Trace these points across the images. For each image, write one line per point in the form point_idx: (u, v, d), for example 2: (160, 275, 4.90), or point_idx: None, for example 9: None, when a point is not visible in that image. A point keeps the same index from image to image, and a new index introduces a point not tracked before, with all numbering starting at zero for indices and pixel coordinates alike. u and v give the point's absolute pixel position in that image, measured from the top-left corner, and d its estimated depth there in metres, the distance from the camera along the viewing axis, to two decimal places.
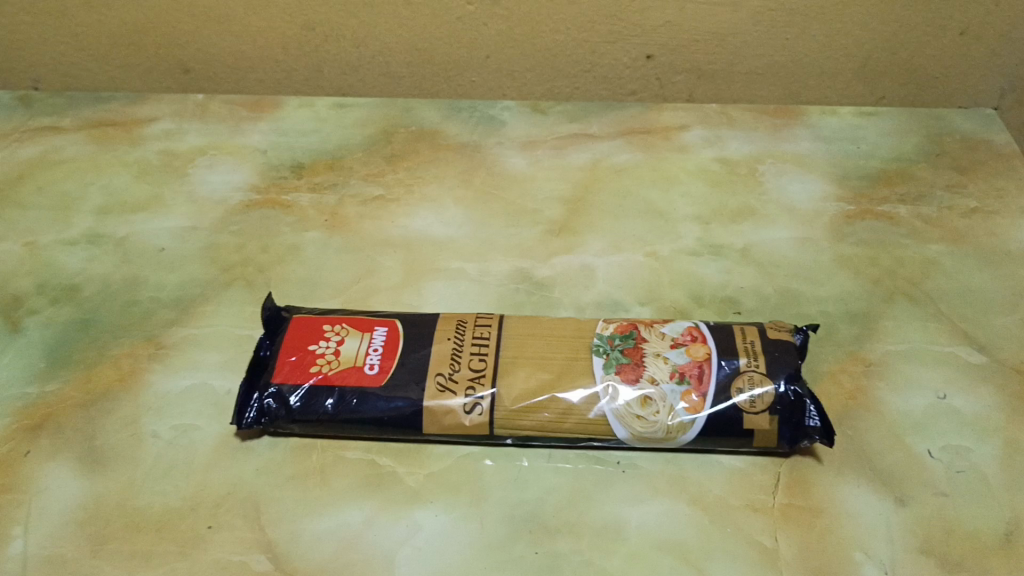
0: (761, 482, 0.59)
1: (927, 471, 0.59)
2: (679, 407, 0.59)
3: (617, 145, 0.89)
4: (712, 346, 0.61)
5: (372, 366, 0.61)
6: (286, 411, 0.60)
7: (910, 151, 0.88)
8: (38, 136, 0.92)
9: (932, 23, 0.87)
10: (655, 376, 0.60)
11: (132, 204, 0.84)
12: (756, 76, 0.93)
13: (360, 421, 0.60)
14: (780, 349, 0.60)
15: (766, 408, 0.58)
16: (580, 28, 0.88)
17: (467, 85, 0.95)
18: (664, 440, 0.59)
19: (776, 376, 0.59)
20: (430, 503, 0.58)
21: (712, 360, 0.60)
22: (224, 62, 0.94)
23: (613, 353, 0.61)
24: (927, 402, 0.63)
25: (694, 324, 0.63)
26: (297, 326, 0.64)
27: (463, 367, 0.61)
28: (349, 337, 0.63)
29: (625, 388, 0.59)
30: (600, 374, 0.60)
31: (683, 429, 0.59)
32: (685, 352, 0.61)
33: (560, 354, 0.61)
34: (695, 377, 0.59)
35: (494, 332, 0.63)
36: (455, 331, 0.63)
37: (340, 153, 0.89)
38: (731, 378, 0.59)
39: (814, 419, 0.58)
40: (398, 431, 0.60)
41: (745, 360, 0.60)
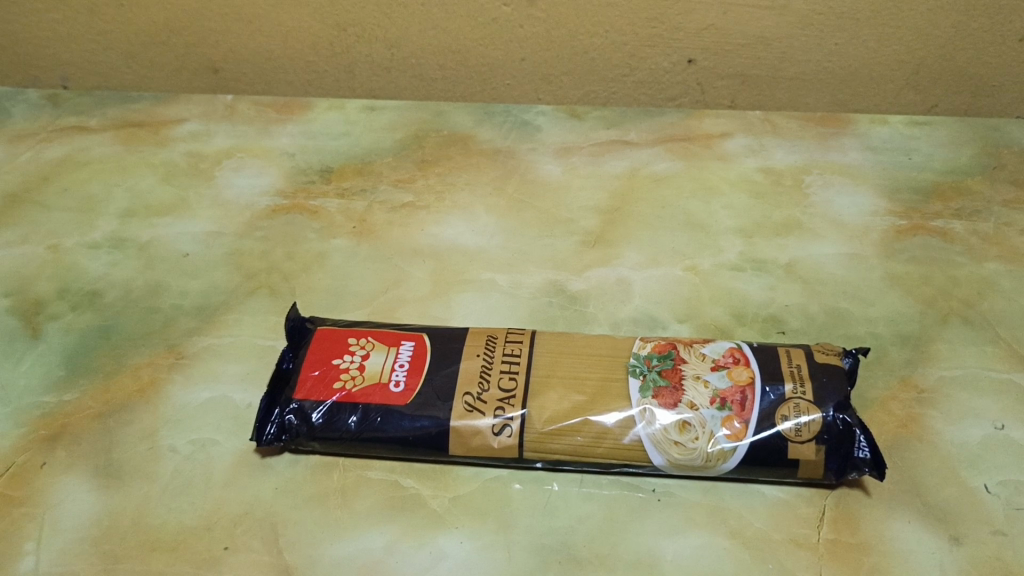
0: (806, 516, 0.55)
1: (984, 508, 0.55)
2: (720, 433, 0.55)
3: (655, 153, 0.86)
4: (756, 370, 0.57)
5: (398, 383, 0.59)
6: (307, 429, 0.58)
7: (966, 164, 0.84)
8: (65, 136, 0.91)
9: (991, 29, 0.83)
10: (695, 400, 0.56)
11: (157, 207, 0.82)
12: (801, 83, 0.89)
13: (383, 441, 0.58)
14: (829, 374, 0.57)
15: (813, 437, 0.55)
16: (620, 31, 0.85)
17: (502, 89, 0.92)
18: (702, 468, 0.56)
19: (824, 404, 0.55)
20: (455, 529, 0.55)
21: (756, 384, 0.57)
22: (253, 62, 0.92)
23: (650, 375, 0.58)
24: (983, 433, 0.60)
25: (736, 345, 0.60)
26: (321, 338, 0.62)
27: (493, 386, 0.58)
28: (374, 351, 0.60)
29: (662, 412, 0.56)
30: (635, 397, 0.57)
31: (723, 456, 0.55)
32: (726, 375, 0.57)
33: (593, 373, 0.59)
34: (737, 402, 0.56)
35: (526, 349, 0.60)
36: (484, 348, 0.60)
37: (370, 157, 0.87)
38: (776, 405, 0.56)
39: (864, 450, 0.55)
40: (424, 451, 0.58)
41: (791, 385, 0.56)
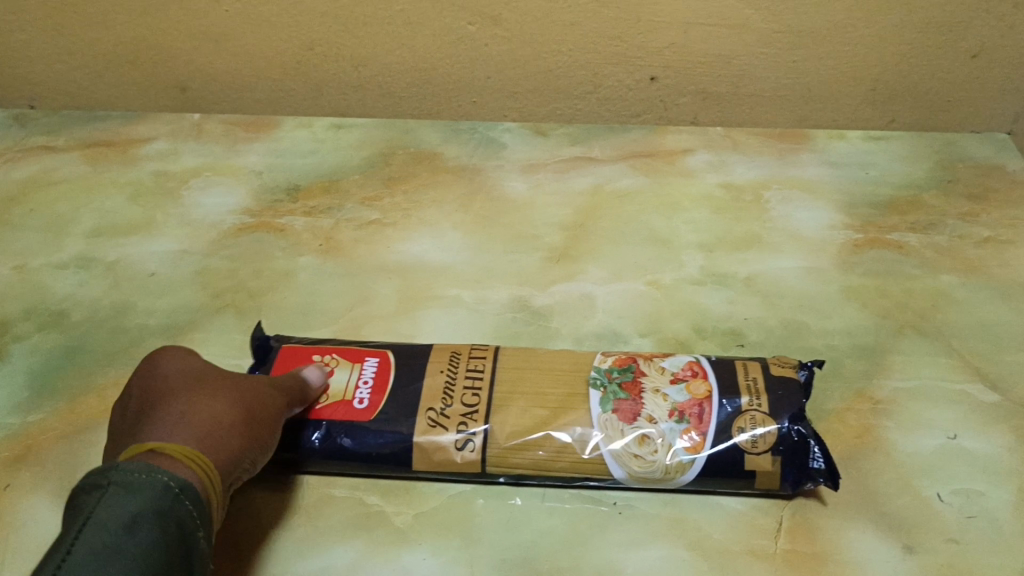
0: (763, 526, 0.56)
1: (937, 516, 0.57)
2: (678, 446, 0.56)
3: (619, 169, 0.87)
4: (713, 383, 0.58)
5: (361, 401, 0.59)
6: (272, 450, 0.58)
7: (923, 178, 0.86)
8: (32, 156, 0.91)
9: (944, 46, 0.85)
10: (653, 414, 0.57)
11: (125, 226, 0.82)
12: (762, 100, 0.91)
13: (348, 458, 0.58)
14: (784, 387, 0.58)
15: (768, 449, 0.56)
16: (583, 49, 0.87)
17: (468, 107, 0.93)
18: (662, 480, 0.57)
19: (779, 416, 0.56)
20: (419, 545, 0.56)
21: (713, 398, 0.57)
22: (221, 81, 0.93)
23: (610, 389, 0.59)
24: (937, 442, 0.61)
25: (695, 359, 0.61)
26: (286, 356, 0.62)
27: (456, 402, 0.59)
28: (338, 369, 0.61)
29: (621, 426, 0.57)
30: (595, 412, 0.58)
31: (682, 469, 0.56)
32: (685, 389, 0.58)
33: (556, 390, 0.59)
34: (694, 416, 0.57)
35: (490, 366, 0.61)
36: (448, 364, 0.61)
37: (338, 175, 0.87)
38: (732, 418, 0.57)
39: (819, 461, 0.56)
40: (388, 467, 0.58)
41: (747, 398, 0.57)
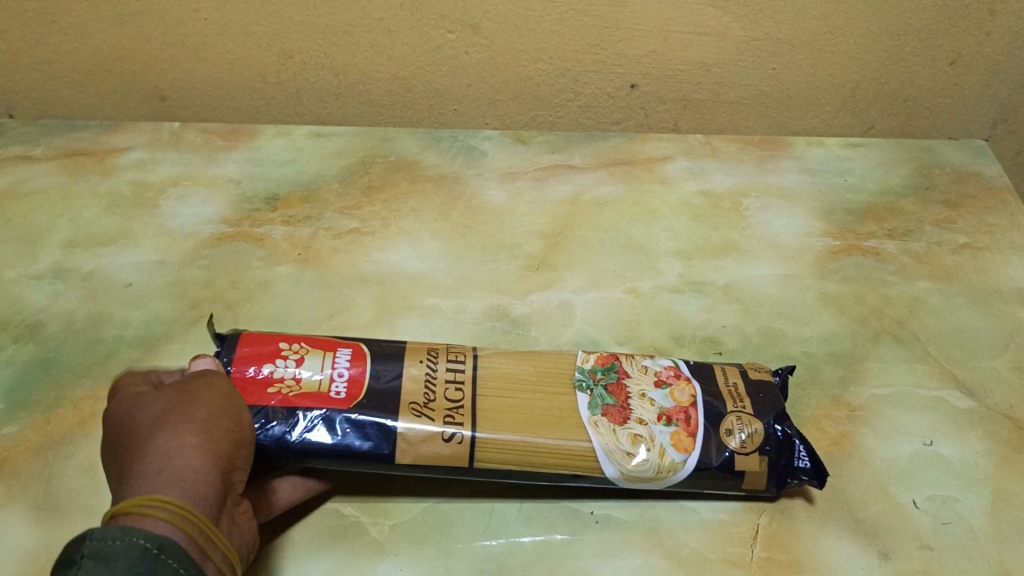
0: (739, 534, 0.57)
1: (912, 522, 0.57)
2: (669, 447, 0.56)
3: (598, 177, 0.88)
4: (697, 389, 0.59)
5: (339, 392, 0.55)
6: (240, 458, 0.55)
7: (899, 186, 0.87)
8: (8, 166, 0.90)
9: (922, 53, 0.86)
10: (642, 416, 0.57)
11: (102, 237, 0.82)
12: (741, 107, 0.91)
13: (323, 453, 0.54)
14: (764, 391, 0.58)
15: (756, 449, 0.56)
16: (564, 58, 0.86)
17: (449, 115, 0.93)
18: (653, 479, 0.56)
19: (764, 417, 0.57)
20: (395, 556, 0.56)
21: (698, 403, 0.58)
22: (199, 89, 0.92)
23: (596, 390, 0.58)
24: (913, 449, 0.61)
25: (676, 365, 0.61)
26: (248, 341, 0.57)
27: (439, 395, 0.56)
28: (308, 356, 0.57)
29: (612, 427, 0.56)
30: (585, 412, 0.57)
31: (675, 468, 0.56)
32: (670, 393, 0.58)
33: (539, 391, 0.58)
34: (683, 419, 0.57)
35: (469, 361, 0.59)
36: (427, 357, 0.59)
37: (317, 184, 0.87)
38: (717, 421, 0.57)
39: (803, 460, 0.56)
40: (366, 467, 0.55)
41: (729, 402, 0.58)
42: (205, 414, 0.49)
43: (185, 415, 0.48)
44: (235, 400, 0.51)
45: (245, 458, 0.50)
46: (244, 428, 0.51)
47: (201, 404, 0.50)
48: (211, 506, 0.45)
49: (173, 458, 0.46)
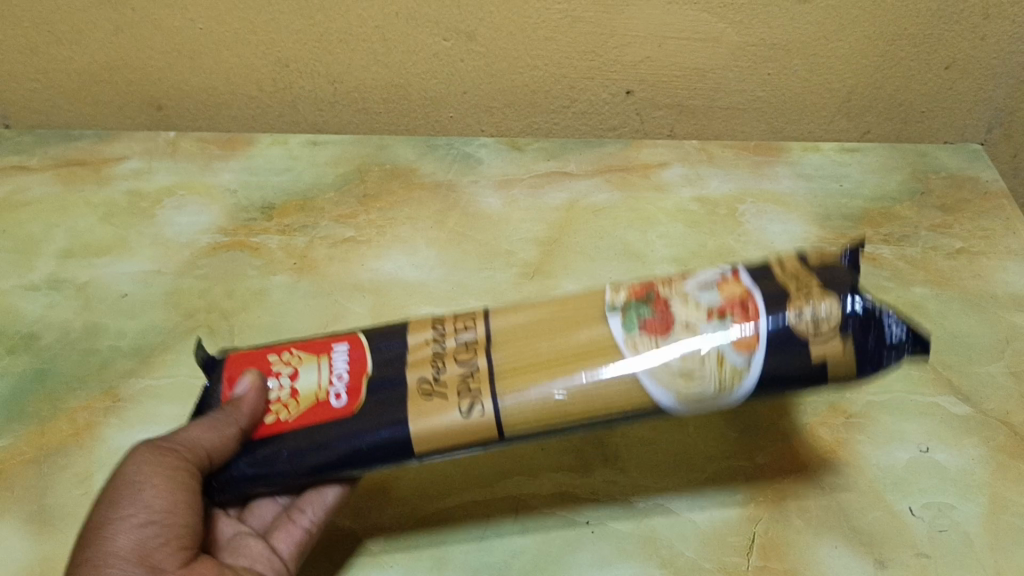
0: (735, 543, 0.56)
1: (908, 530, 0.57)
2: (727, 345, 0.43)
3: (595, 183, 0.88)
4: (751, 280, 0.45)
5: (337, 396, 0.48)
6: (241, 480, 0.49)
7: (895, 191, 0.87)
8: (4, 176, 0.90)
9: (917, 58, 0.85)
10: (688, 320, 0.45)
11: (97, 246, 0.82)
12: (737, 112, 0.91)
13: (335, 461, 0.47)
14: (829, 270, 0.45)
15: (836, 333, 0.42)
16: (559, 64, 0.86)
17: (444, 122, 0.93)
18: (711, 407, 0.45)
19: (839, 291, 0.43)
20: (391, 568, 0.56)
21: (754, 291, 0.44)
22: (195, 97, 0.92)
23: (623, 312, 0.46)
24: (909, 456, 0.61)
25: (725, 267, 0.47)
26: (235, 361, 0.52)
27: (449, 365, 0.48)
28: (302, 366, 0.50)
29: (652, 346, 0.45)
30: (619, 337, 0.46)
31: (740, 377, 0.43)
32: (716, 289, 0.45)
33: (558, 329, 0.48)
34: (739, 308, 0.44)
35: (480, 325, 0.50)
36: (434, 325, 0.51)
37: (313, 193, 0.87)
38: (779, 301, 0.43)
39: (901, 328, 0.43)
40: (388, 463, 0.48)
41: (791, 284, 0.44)
42: (109, 518, 0.47)
43: (94, 533, 0.47)
44: (147, 469, 0.47)
45: (173, 531, 0.47)
46: (156, 500, 0.47)
47: (109, 505, 0.47)
48: None
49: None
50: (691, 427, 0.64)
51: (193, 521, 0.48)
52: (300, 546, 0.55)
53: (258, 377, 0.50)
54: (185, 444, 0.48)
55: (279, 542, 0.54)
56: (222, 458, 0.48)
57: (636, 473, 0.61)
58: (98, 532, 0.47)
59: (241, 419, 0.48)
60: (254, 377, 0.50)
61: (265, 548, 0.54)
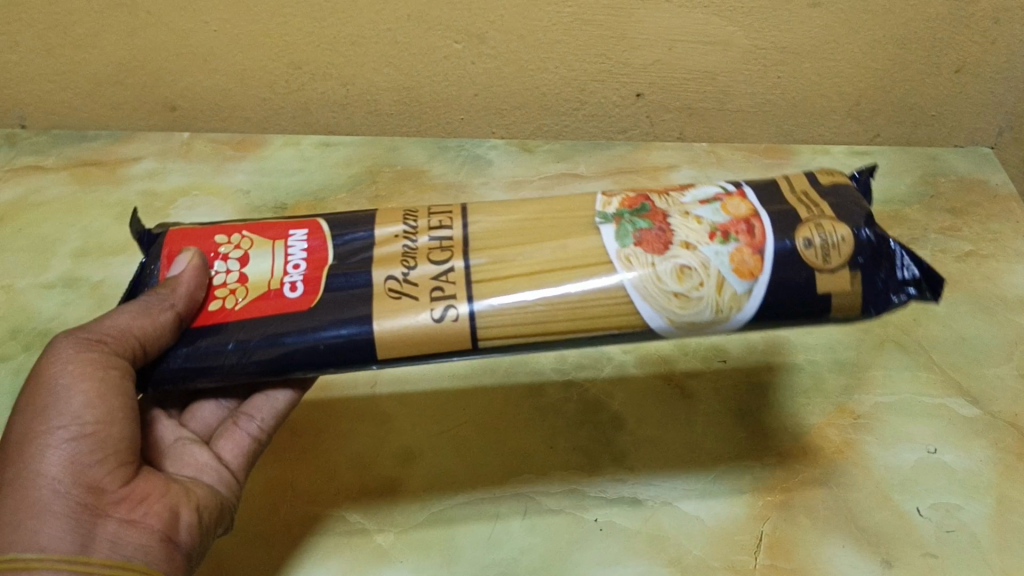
0: (742, 542, 0.57)
1: (915, 530, 0.57)
2: (728, 268, 0.45)
3: (604, 186, 0.89)
4: (756, 202, 0.48)
5: (293, 286, 0.48)
6: (181, 373, 0.48)
7: (904, 194, 0.87)
8: (20, 176, 0.91)
9: (926, 61, 0.85)
10: (690, 239, 0.47)
11: (111, 246, 0.83)
12: (747, 115, 0.91)
13: (290, 359, 0.47)
14: (842, 199, 0.48)
15: (845, 262, 0.45)
16: (569, 67, 0.86)
17: (455, 124, 0.94)
18: (709, 326, 0.46)
19: (851, 220, 0.46)
20: (400, 563, 0.56)
21: (760, 213, 0.47)
22: (208, 99, 0.92)
23: (626, 222, 0.48)
24: (916, 457, 0.61)
25: (728, 185, 0.50)
26: (175, 239, 0.51)
27: (421, 265, 0.48)
28: (254, 251, 0.50)
29: (649, 259, 0.46)
30: (613, 249, 0.47)
31: (738, 305, 0.45)
32: (721, 210, 0.48)
33: (533, 241, 0.49)
34: (743, 232, 0.46)
35: (457, 222, 0.51)
36: (404, 222, 0.51)
37: (325, 194, 0.88)
38: (793, 223, 0.46)
39: (908, 270, 0.46)
40: (343, 365, 0.47)
41: (805, 210, 0.47)
42: (37, 430, 0.44)
43: (19, 447, 0.44)
44: (76, 373, 0.45)
45: (108, 443, 0.45)
46: (89, 410, 0.45)
47: (35, 414, 0.45)
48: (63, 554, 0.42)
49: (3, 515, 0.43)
50: (700, 427, 0.64)
51: (127, 431, 0.46)
52: (246, 455, 0.55)
53: (197, 258, 0.49)
54: (116, 337, 0.46)
55: (223, 451, 0.54)
56: (155, 348, 0.47)
57: (644, 473, 0.61)
58: (24, 446, 0.44)
59: (178, 303, 0.47)
60: (195, 258, 0.49)
61: (209, 457, 0.53)
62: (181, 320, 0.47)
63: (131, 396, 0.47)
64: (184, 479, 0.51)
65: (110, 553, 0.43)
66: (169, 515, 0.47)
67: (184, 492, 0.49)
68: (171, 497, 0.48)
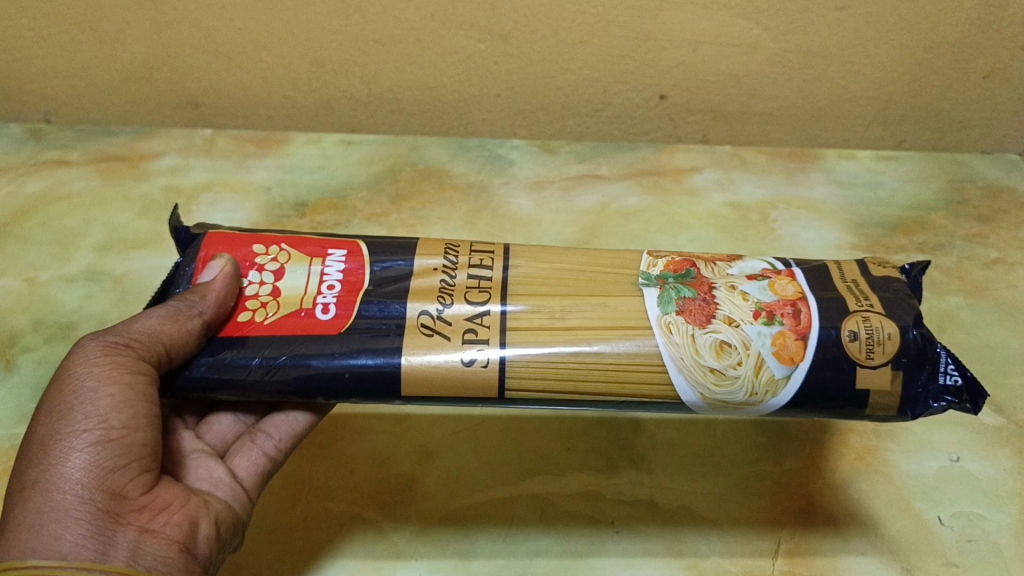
0: (761, 548, 0.56)
1: (937, 539, 0.56)
2: (769, 351, 0.45)
3: (626, 188, 0.89)
4: (804, 284, 0.48)
5: (327, 310, 0.49)
6: (201, 383, 0.47)
7: (930, 200, 0.87)
8: (45, 170, 0.92)
9: (955, 66, 0.84)
10: (733, 314, 0.46)
11: (133, 240, 0.83)
12: (772, 118, 0.91)
13: (313, 381, 0.47)
14: (891, 289, 0.47)
15: (888, 361, 0.45)
16: (593, 68, 0.85)
17: (477, 123, 0.94)
18: (744, 404, 0.46)
19: (898, 318, 0.45)
20: (415, 562, 0.56)
21: (807, 296, 0.47)
22: (231, 97, 0.93)
23: (670, 290, 0.48)
24: (939, 465, 0.61)
25: (780, 264, 0.50)
26: (212, 243, 0.52)
27: (457, 303, 0.48)
28: (291, 266, 0.51)
29: (690, 328, 0.46)
30: (654, 314, 0.47)
31: (774, 388, 0.45)
32: (769, 288, 0.48)
33: (572, 293, 0.49)
34: (788, 316, 0.46)
35: (498, 263, 0.51)
36: (444, 253, 0.52)
37: (346, 191, 0.89)
38: (840, 314, 0.46)
39: (952, 377, 0.45)
40: (368, 397, 0.47)
41: (853, 300, 0.47)
42: (61, 433, 0.43)
43: (41, 450, 0.43)
44: (102, 374, 0.44)
45: (132, 450, 0.44)
46: (114, 414, 0.44)
47: (59, 416, 0.44)
48: (80, 560, 0.41)
49: (22, 519, 0.41)
50: (720, 431, 0.64)
51: (151, 438, 0.45)
52: (262, 474, 0.54)
53: (230, 266, 0.49)
54: (143, 340, 0.45)
55: (239, 468, 0.53)
56: (180, 353, 0.47)
57: (662, 474, 0.61)
58: (47, 449, 0.43)
59: (207, 309, 0.47)
60: (227, 265, 0.49)
61: (224, 473, 0.52)
62: (208, 327, 0.48)
63: (155, 404, 0.46)
64: (201, 491, 0.50)
65: (130, 562, 0.42)
66: (189, 527, 0.45)
67: (204, 505, 0.48)
68: (192, 508, 0.46)
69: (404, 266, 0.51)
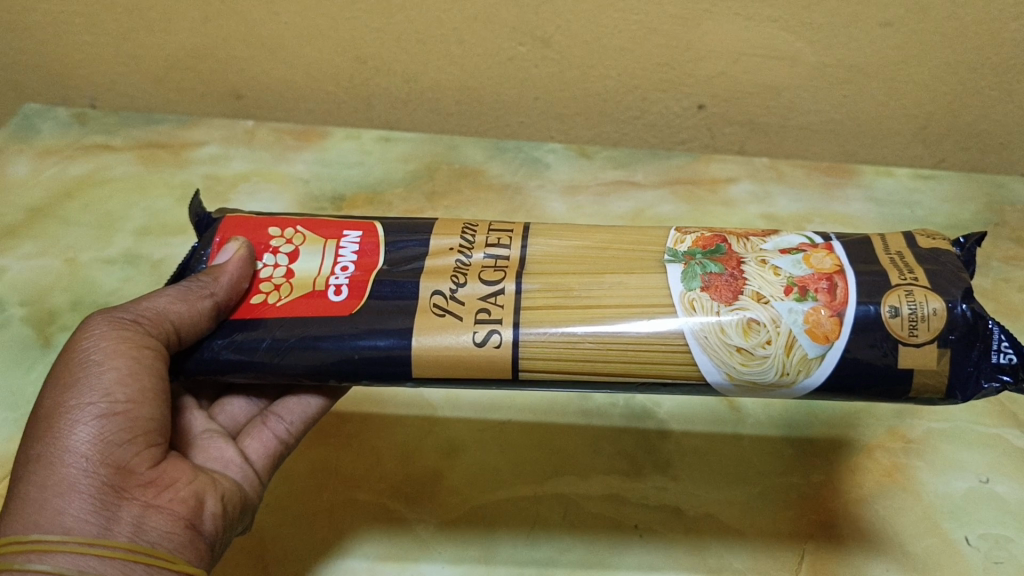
0: (783, 560, 0.56)
1: (962, 559, 0.56)
2: (801, 328, 0.45)
3: (660, 195, 0.89)
4: (841, 257, 0.47)
5: (338, 291, 0.49)
6: (213, 364, 0.48)
7: (967, 221, 0.86)
8: (89, 154, 0.94)
9: (998, 88, 0.83)
10: (763, 291, 0.46)
11: (173, 226, 0.84)
12: (810, 132, 0.91)
13: (323, 366, 0.47)
14: (939, 262, 0.46)
15: (933, 337, 0.43)
16: (632, 75, 0.86)
17: (515, 126, 0.94)
18: (775, 385, 0.46)
19: (945, 292, 0.44)
20: (437, 554, 0.56)
21: (845, 270, 0.46)
22: (272, 90, 0.94)
23: (696, 266, 0.48)
24: (968, 485, 0.60)
25: (818, 238, 0.49)
26: (229, 227, 0.53)
27: (471, 283, 0.49)
28: (306, 249, 0.52)
29: (716, 305, 0.46)
30: (679, 290, 0.47)
31: (807, 369, 0.45)
32: (805, 262, 0.47)
33: (590, 273, 0.49)
34: (823, 290, 0.45)
35: (516, 243, 0.52)
36: (461, 235, 0.53)
37: (383, 187, 0.90)
38: (880, 289, 0.45)
39: (1005, 355, 0.43)
40: (383, 380, 0.48)
41: (897, 273, 0.45)
42: (67, 407, 0.44)
43: (46, 424, 0.44)
44: (108, 349, 0.45)
45: (137, 424, 0.45)
46: (119, 387, 0.45)
47: (64, 390, 0.44)
48: (85, 534, 0.41)
49: (27, 494, 0.42)
50: (746, 440, 0.64)
51: (157, 413, 0.46)
52: (273, 456, 0.55)
53: (245, 249, 0.51)
54: (151, 316, 0.46)
55: (250, 450, 0.54)
56: (189, 334, 0.48)
57: (687, 481, 0.61)
58: (52, 423, 0.43)
59: (218, 291, 0.48)
60: (242, 248, 0.50)
61: (235, 454, 0.53)
62: (220, 310, 0.48)
63: (164, 379, 0.47)
64: (212, 470, 0.50)
65: (134, 538, 0.42)
66: (195, 503, 0.46)
67: (212, 482, 0.48)
68: (198, 485, 0.47)
69: (418, 247, 0.52)
